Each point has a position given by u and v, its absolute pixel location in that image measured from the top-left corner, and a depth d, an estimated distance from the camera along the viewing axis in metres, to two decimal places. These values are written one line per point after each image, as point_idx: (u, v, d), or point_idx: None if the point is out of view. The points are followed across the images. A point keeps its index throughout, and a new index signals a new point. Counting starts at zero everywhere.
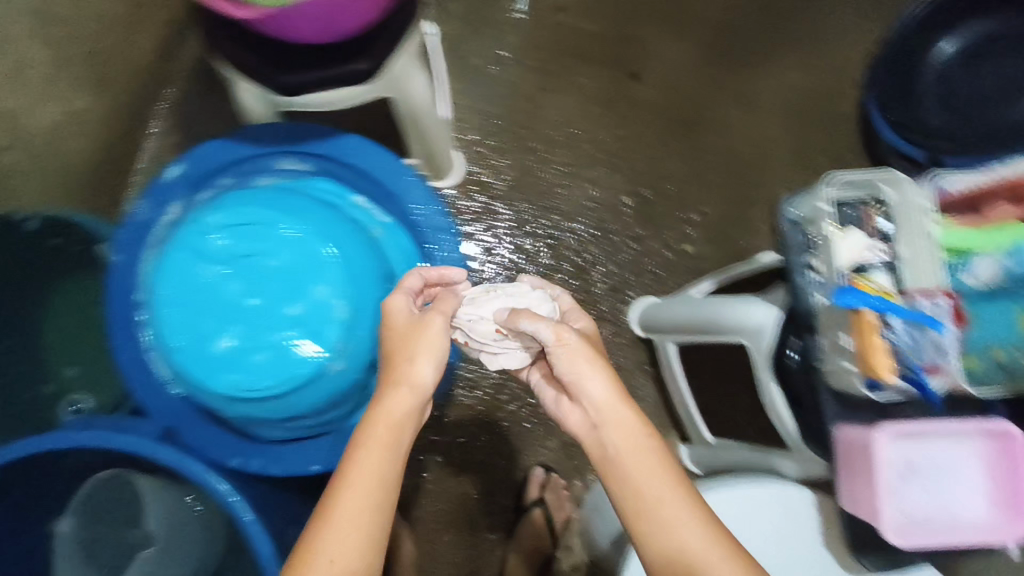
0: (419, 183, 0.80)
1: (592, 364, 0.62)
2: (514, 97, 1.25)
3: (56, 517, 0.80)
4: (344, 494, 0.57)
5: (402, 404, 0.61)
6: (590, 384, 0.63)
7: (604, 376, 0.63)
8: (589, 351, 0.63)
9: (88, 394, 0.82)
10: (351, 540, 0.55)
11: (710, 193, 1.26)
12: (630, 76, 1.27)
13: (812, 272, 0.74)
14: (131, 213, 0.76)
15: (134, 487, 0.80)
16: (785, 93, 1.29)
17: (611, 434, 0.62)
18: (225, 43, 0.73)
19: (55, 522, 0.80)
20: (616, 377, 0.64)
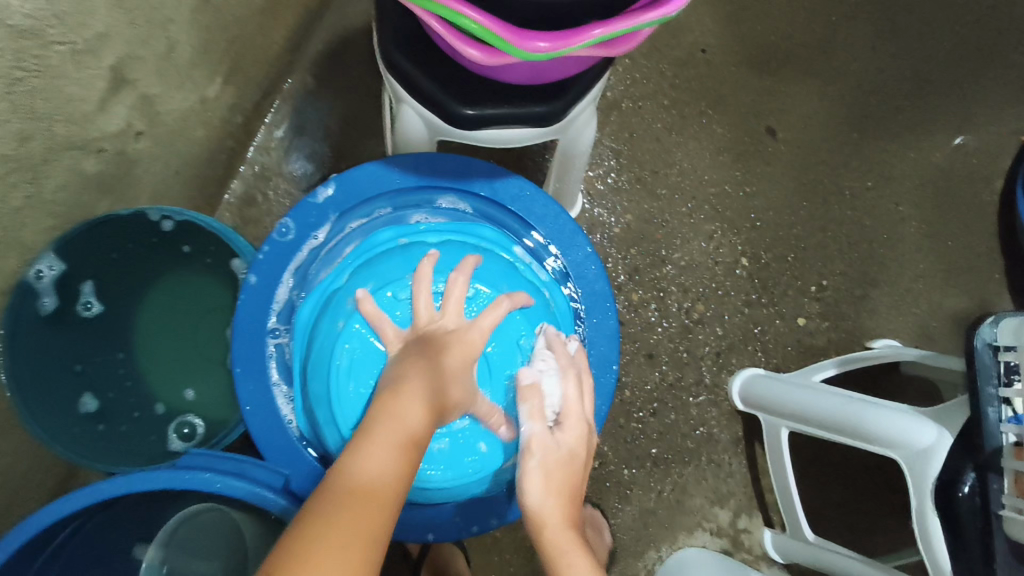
0: (588, 249, 0.76)
1: (545, 491, 0.60)
2: (643, 137, 1.17)
3: (138, 544, 0.75)
4: (396, 410, 0.53)
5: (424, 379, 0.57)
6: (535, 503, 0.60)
7: (558, 518, 0.59)
8: (561, 478, 0.61)
9: (203, 417, 0.82)
10: (392, 454, 0.50)
11: (832, 267, 1.18)
12: (766, 131, 1.20)
13: (1009, 406, 0.72)
14: (279, 232, 0.71)
15: (226, 517, 0.78)
16: (924, 171, 1.21)
17: (570, 562, 0.56)
18: (408, 66, 0.69)
19: (137, 549, 0.75)
20: (569, 490, 0.61)
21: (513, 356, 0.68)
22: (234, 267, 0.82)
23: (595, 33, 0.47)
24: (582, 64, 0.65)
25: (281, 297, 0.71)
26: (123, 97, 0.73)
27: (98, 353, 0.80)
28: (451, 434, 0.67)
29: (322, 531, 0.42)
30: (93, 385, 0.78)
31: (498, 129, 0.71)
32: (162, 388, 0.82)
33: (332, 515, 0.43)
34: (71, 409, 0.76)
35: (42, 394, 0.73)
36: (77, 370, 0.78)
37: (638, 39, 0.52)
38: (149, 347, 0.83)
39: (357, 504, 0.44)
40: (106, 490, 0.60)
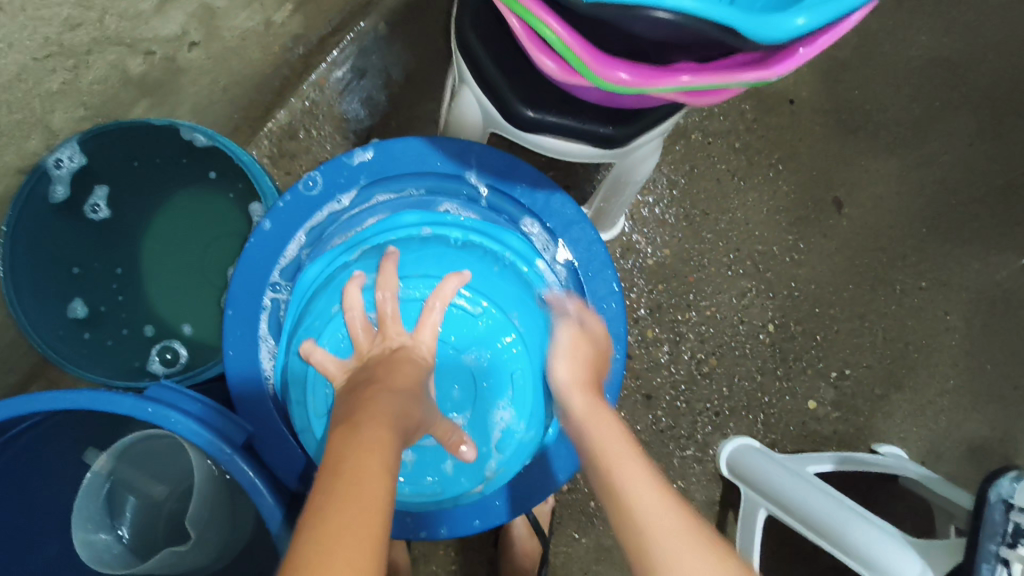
0: (614, 285, 0.72)
1: (570, 359, 0.63)
2: (704, 175, 1.12)
3: (91, 449, 0.73)
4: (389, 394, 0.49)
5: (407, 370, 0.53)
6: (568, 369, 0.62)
7: (582, 386, 0.61)
8: (585, 355, 0.64)
9: (187, 346, 0.80)
10: (385, 436, 0.44)
11: (859, 358, 1.12)
12: (830, 201, 1.14)
13: (1005, 569, 0.66)
14: (304, 183, 0.68)
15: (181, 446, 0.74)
16: (983, 285, 1.14)
17: (604, 427, 0.58)
18: (481, 52, 0.64)
19: (89, 454, 0.72)
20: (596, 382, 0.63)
21: (504, 388, 0.64)
22: (253, 210, 0.80)
23: (681, 80, 0.43)
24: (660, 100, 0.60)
25: (290, 252, 0.68)
26: (183, 3, 0.70)
27: (98, 259, 0.78)
28: (421, 447, 0.63)
29: (323, 524, 0.36)
30: (86, 290, 0.77)
31: (555, 139, 0.66)
32: (153, 309, 0.80)
33: (338, 492, 0.38)
34: (59, 311, 0.74)
35: (33, 290, 0.72)
36: (75, 272, 0.76)
37: (727, 94, 0.47)
38: (152, 265, 0.81)
39: (360, 482, 0.39)
40: (68, 401, 0.58)
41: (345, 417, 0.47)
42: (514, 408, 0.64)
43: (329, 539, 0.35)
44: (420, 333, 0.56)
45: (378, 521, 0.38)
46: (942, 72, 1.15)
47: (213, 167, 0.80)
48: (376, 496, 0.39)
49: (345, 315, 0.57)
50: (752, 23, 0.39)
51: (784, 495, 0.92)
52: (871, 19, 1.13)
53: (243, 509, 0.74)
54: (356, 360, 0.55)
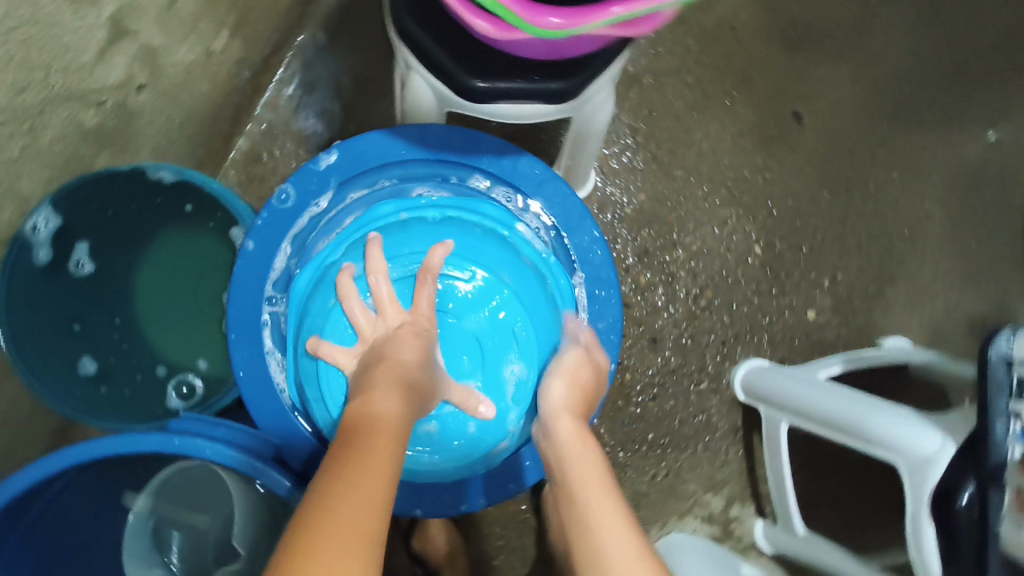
0: (595, 233, 0.73)
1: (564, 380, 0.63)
2: (663, 116, 1.13)
3: (128, 492, 0.74)
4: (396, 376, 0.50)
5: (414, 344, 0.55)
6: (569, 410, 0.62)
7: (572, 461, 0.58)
8: (585, 377, 0.64)
9: (201, 377, 0.82)
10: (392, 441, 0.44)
11: (848, 260, 1.15)
12: (790, 115, 1.15)
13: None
14: (278, 198, 0.69)
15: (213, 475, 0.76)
16: (953, 166, 1.16)
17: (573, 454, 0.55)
18: (419, 33, 0.66)
19: (127, 497, 0.74)
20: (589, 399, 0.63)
21: (508, 345, 0.70)
22: (233, 233, 0.81)
23: (614, 12, 0.44)
24: (598, 45, 0.62)
25: (278, 265, 0.70)
26: (122, 48, 0.71)
27: (95, 312, 0.79)
28: (441, 416, 0.68)
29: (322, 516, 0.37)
30: (91, 346, 0.78)
31: (510, 104, 0.68)
32: (159, 351, 0.81)
33: (341, 486, 0.39)
34: (69, 370, 0.76)
35: (40, 354, 0.73)
36: (75, 329, 0.77)
37: (658, 20, 0.49)
38: (146, 307, 0.82)
39: (361, 481, 0.40)
40: (95, 450, 0.60)
41: (359, 395, 0.49)
42: (521, 361, 0.69)
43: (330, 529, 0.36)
44: (419, 309, 0.59)
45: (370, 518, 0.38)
46: None
47: (188, 199, 0.81)
48: (371, 483, 0.40)
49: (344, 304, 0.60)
50: None
51: (801, 404, 0.95)
52: None
53: None
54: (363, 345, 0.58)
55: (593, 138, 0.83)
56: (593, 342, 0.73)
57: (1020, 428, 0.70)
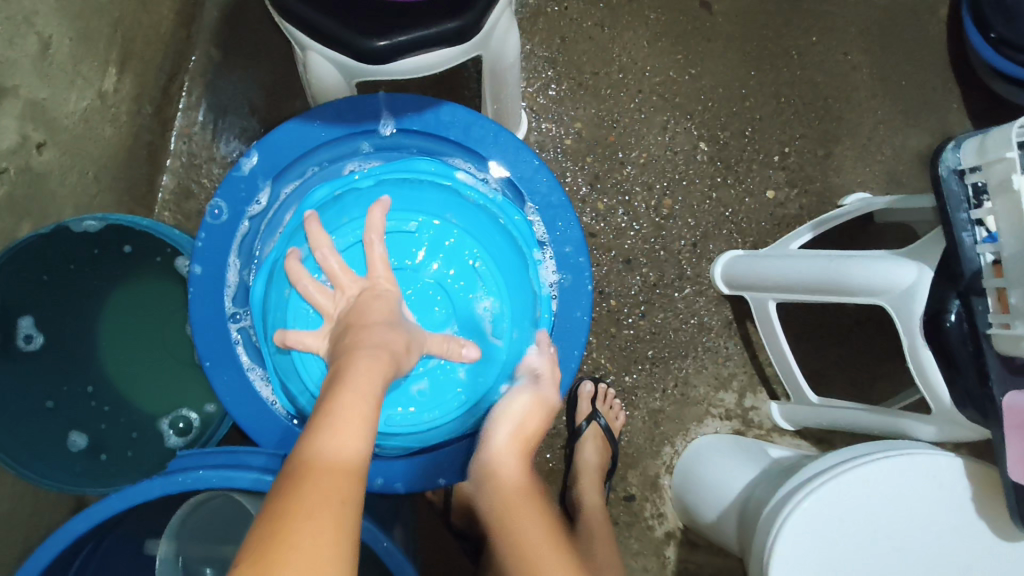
0: (535, 161, 0.72)
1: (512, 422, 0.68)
2: (576, 40, 1.12)
3: (150, 539, 0.73)
4: (360, 344, 0.50)
5: (379, 309, 0.54)
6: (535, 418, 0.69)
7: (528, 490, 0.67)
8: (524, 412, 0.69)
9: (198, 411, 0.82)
10: (363, 411, 0.46)
11: (791, 132, 1.15)
12: (698, 5, 1.15)
13: (982, 228, 0.71)
14: (211, 214, 0.67)
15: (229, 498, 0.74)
16: (865, 13, 1.17)
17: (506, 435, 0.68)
18: (303, 10, 0.63)
19: (150, 545, 0.73)
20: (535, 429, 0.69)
21: (474, 282, 0.74)
22: (177, 263, 0.81)
23: None
24: None
25: (232, 279, 0.69)
26: (8, 108, 0.68)
27: (65, 385, 0.77)
28: (430, 372, 0.73)
29: (289, 501, 0.39)
30: (76, 421, 0.77)
31: (414, 56, 0.66)
32: (149, 403, 0.82)
33: (307, 475, 0.41)
34: (60, 447, 0.74)
35: (23, 437, 0.70)
36: (50, 406, 0.75)
37: None
38: (119, 366, 0.82)
39: (330, 463, 0.42)
40: (101, 512, 0.59)
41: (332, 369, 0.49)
42: (491, 295, 0.74)
43: (299, 515, 0.38)
44: (374, 271, 0.57)
45: (343, 505, 0.40)
46: None
47: (124, 241, 0.79)
48: (338, 473, 0.41)
49: (297, 287, 0.58)
50: None
51: (780, 282, 0.96)
52: None
53: None
54: (330, 324, 0.55)
55: (510, 70, 0.82)
56: (564, 267, 0.73)
57: (987, 234, 0.71)
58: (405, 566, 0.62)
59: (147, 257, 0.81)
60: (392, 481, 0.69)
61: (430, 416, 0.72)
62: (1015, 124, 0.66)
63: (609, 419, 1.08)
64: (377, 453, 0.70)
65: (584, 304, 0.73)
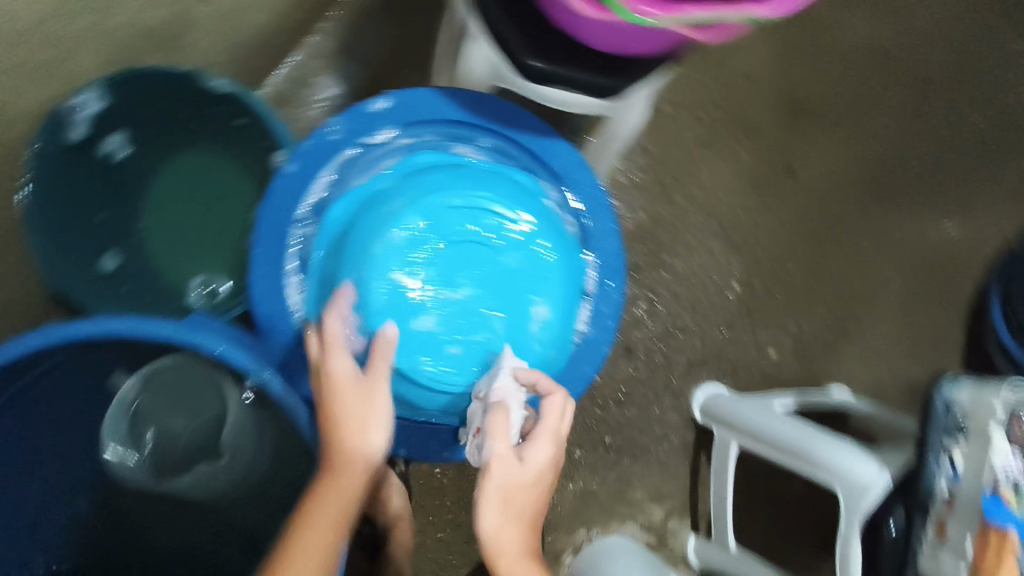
0: (612, 224, 0.78)
1: (500, 509, 0.62)
2: (673, 146, 1.21)
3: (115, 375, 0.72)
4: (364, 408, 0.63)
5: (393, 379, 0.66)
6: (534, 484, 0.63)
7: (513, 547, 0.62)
8: (510, 491, 0.62)
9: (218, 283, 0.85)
10: (345, 485, 0.60)
11: (813, 310, 1.24)
12: (784, 169, 1.25)
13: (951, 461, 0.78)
14: (327, 128, 0.72)
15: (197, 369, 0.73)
16: (917, 245, 1.28)
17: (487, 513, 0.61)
18: (495, 12, 0.70)
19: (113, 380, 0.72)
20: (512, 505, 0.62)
21: (538, 285, 0.76)
22: (277, 156, 0.83)
23: (691, 11, 0.48)
24: (665, 45, 0.66)
25: (315, 190, 0.73)
26: None
27: (119, 208, 0.81)
28: (466, 342, 0.74)
29: (303, 525, 0.58)
30: (113, 242, 0.80)
31: (560, 89, 0.73)
32: (187, 263, 0.83)
33: (309, 520, 0.58)
34: (89, 267, 0.78)
35: (56, 239, 0.76)
36: (96, 220, 0.80)
37: (734, 32, 0.53)
38: (170, 212, 0.83)
39: (323, 517, 0.58)
40: (109, 327, 0.60)
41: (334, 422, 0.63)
42: (547, 303, 0.76)
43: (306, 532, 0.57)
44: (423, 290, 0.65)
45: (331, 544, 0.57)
46: (876, 59, 1.28)
47: (241, 113, 0.82)
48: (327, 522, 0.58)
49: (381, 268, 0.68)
50: None
51: (750, 428, 1.03)
52: (816, 9, 1.26)
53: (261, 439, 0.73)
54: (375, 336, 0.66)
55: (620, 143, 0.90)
56: (593, 320, 0.78)
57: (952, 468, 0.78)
58: None
59: (245, 140, 0.83)
60: None
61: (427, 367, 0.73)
62: (1009, 385, 0.77)
63: None
64: None
65: (595, 362, 0.78)
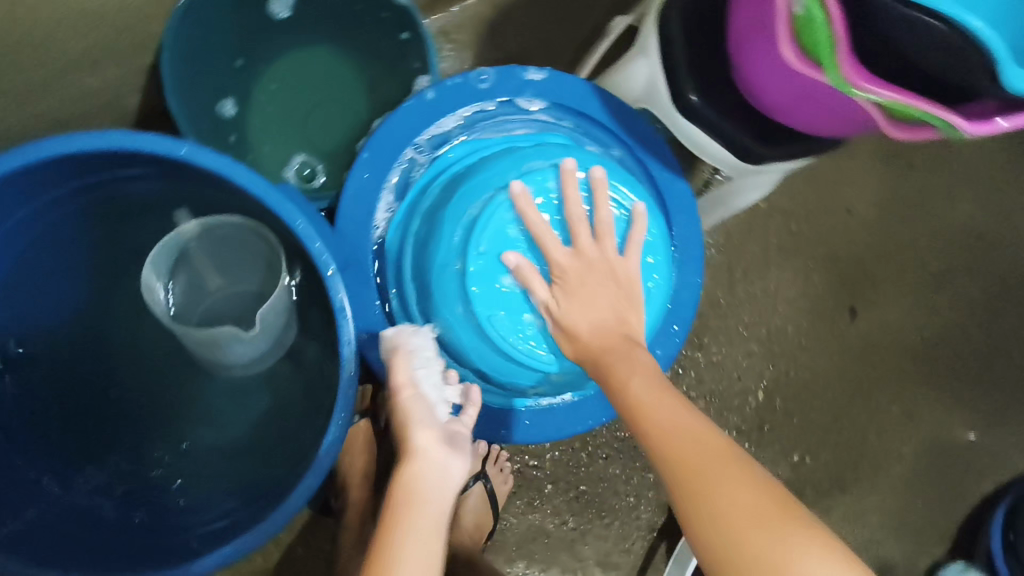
0: (697, 279, 0.78)
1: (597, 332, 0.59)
2: (757, 241, 1.20)
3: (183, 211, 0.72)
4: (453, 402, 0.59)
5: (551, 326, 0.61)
6: (568, 341, 0.60)
7: (628, 387, 0.56)
8: (593, 324, 0.59)
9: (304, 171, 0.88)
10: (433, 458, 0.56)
11: (820, 452, 1.22)
12: (848, 307, 1.24)
13: None
14: (478, 76, 0.72)
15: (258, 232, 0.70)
16: (939, 433, 1.26)
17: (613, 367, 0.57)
18: (677, 36, 0.70)
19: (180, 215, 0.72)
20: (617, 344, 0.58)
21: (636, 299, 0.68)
22: (416, 82, 0.84)
23: (892, 94, 0.48)
24: (831, 134, 0.66)
25: (442, 127, 0.72)
26: None
27: (259, 63, 0.87)
28: None
29: (397, 514, 0.53)
30: (236, 91, 0.86)
31: (706, 135, 0.73)
32: (294, 137, 0.88)
33: (403, 505, 0.53)
34: (211, 104, 0.83)
35: (194, 67, 0.79)
36: (236, 64, 0.85)
37: (918, 138, 0.52)
38: (300, 91, 0.89)
39: (413, 505, 0.53)
40: (206, 160, 0.56)
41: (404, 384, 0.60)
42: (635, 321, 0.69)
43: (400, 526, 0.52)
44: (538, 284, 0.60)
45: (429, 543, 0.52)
46: (974, 242, 1.28)
47: (408, 28, 0.82)
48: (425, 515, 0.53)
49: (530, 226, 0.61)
50: (1005, 63, 0.43)
51: None
52: (935, 175, 1.26)
53: (293, 319, 0.75)
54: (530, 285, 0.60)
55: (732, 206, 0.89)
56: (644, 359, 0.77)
57: None
58: (347, 406, 0.59)
59: (400, 56, 0.86)
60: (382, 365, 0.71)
61: (499, 321, 0.62)
62: None
63: (496, 483, 1.06)
64: None
65: None
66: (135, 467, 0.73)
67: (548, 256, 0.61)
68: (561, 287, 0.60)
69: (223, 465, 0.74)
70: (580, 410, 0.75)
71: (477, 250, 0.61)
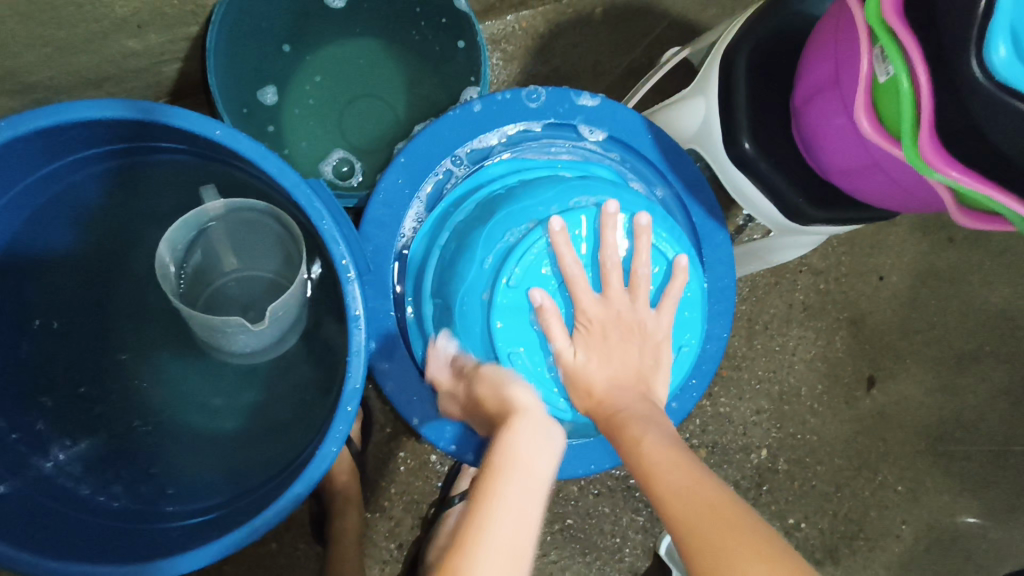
0: (724, 333, 0.75)
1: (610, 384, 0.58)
2: (785, 295, 1.15)
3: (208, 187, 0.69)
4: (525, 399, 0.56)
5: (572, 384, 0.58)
6: (580, 395, 0.59)
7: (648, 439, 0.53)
8: (611, 376, 0.58)
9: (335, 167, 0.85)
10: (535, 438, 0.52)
11: (818, 520, 1.18)
12: (866, 376, 1.20)
13: None
14: (530, 95, 0.70)
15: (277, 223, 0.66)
16: (941, 517, 1.22)
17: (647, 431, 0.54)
18: (742, 81, 0.67)
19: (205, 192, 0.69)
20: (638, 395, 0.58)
21: None
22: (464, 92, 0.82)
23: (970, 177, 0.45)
24: (889, 207, 0.63)
25: (485, 142, 0.70)
26: None
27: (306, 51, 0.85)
28: None
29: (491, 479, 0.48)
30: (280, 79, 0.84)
31: (756, 186, 0.69)
32: (330, 132, 0.86)
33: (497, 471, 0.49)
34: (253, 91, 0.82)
35: (239, 46, 0.77)
36: (283, 49, 0.83)
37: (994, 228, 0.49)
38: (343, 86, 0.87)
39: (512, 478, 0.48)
40: (240, 143, 0.54)
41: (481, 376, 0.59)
42: None
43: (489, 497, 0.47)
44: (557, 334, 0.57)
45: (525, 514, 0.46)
46: (1003, 326, 1.24)
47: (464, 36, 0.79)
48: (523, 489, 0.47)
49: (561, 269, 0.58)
50: None
51: None
52: (974, 254, 1.22)
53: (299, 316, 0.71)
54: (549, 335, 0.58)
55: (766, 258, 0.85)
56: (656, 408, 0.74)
57: None
58: (341, 440, 0.56)
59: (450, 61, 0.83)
60: (387, 377, 0.68)
61: (519, 362, 0.59)
62: None
63: None
64: (410, 351, 0.70)
65: None
66: (119, 445, 0.70)
67: (578, 303, 0.58)
68: (583, 337, 0.58)
69: (210, 454, 0.71)
70: (585, 452, 0.72)
71: (508, 284, 0.58)
